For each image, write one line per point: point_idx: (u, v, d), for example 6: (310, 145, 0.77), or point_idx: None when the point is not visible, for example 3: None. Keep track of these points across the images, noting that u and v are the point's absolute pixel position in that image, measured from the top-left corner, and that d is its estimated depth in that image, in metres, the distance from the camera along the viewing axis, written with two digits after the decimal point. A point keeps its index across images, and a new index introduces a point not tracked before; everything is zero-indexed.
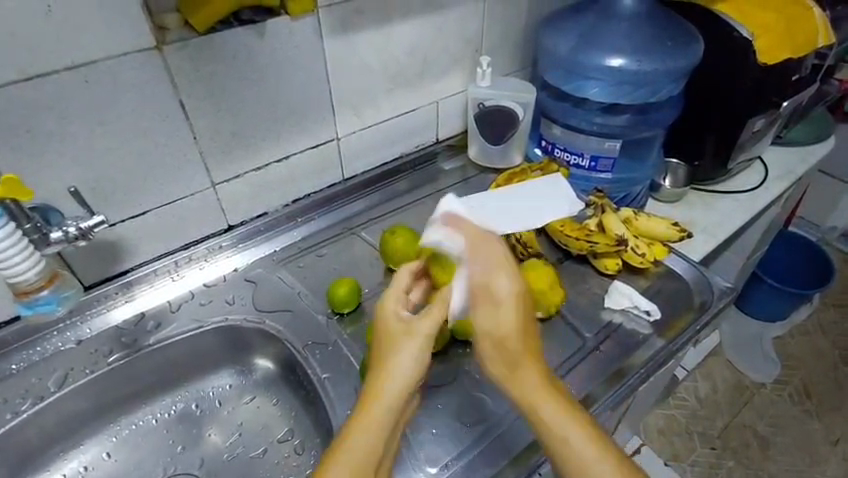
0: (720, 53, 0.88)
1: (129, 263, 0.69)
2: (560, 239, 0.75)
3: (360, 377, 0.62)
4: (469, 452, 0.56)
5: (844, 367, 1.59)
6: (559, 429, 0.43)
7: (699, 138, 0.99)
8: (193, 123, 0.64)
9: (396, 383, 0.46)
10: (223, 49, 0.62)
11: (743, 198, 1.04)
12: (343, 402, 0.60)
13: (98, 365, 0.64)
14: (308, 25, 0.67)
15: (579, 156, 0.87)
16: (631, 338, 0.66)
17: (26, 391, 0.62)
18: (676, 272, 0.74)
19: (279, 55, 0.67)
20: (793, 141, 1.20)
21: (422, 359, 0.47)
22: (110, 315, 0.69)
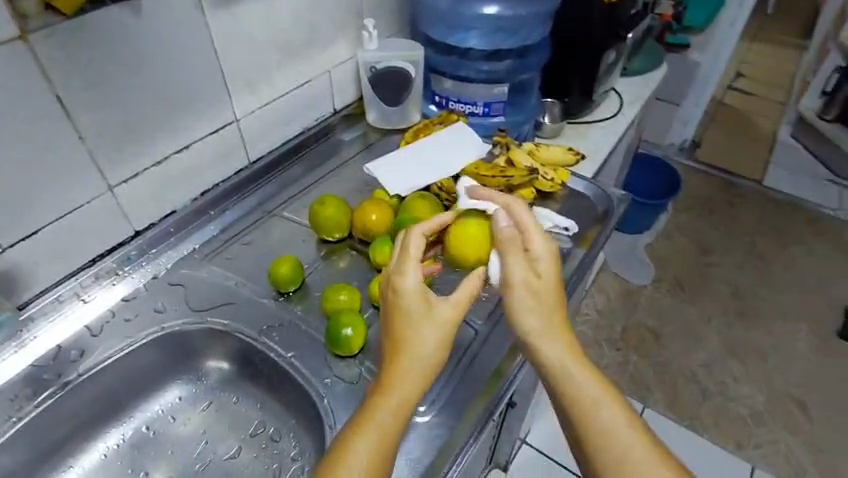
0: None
1: (29, 292, 0.61)
2: (478, 181, 0.79)
3: (325, 347, 0.62)
4: (448, 385, 0.60)
5: (701, 258, 1.89)
6: (589, 414, 0.46)
7: (566, 76, 1.10)
8: (76, 119, 0.57)
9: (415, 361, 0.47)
10: (98, 33, 0.56)
11: (609, 125, 1.18)
12: (316, 374, 0.59)
13: (23, 410, 0.56)
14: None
15: (472, 104, 0.92)
16: (558, 254, 0.74)
17: None
18: (579, 192, 0.83)
19: (165, 33, 0.62)
20: (635, 71, 1.39)
21: (446, 338, 0.48)
22: (19, 355, 0.60)
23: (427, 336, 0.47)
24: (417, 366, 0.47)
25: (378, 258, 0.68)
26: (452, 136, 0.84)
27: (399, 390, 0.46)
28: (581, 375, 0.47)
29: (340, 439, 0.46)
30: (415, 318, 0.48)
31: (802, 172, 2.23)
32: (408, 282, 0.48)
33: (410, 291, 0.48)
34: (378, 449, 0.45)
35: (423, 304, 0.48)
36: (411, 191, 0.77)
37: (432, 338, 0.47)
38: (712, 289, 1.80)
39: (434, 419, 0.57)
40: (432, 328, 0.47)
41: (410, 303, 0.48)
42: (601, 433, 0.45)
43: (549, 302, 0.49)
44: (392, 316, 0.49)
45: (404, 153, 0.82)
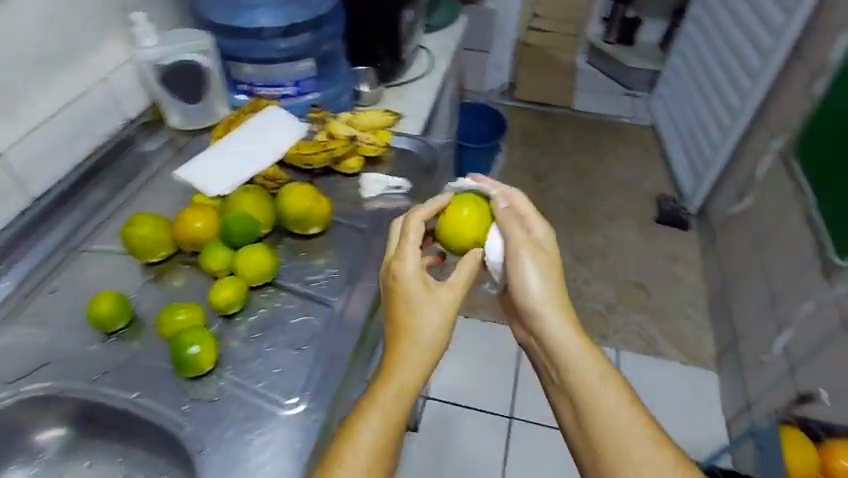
0: None
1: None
2: (304, 161, 0.78)
3: (176, 374, 0.57)
4: (315, 369, 0.58)
5: (539, 186, 2.11)
6: (597, 396, 0.52)
7: (370, 43, 1.12)
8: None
9: (414, 347, 0.51)
10: None
11: (425, 82, 1.22)
12: (170, 406, 0.55)
13: None
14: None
15: (281, 85, 0.90)
16: (396, 214, 0.76)
17: None
18: (405, 149, 0.85)
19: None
20: (438, 26, 1.45)
21: (447, 318, 0.52)
22: None
23: (426, 320, 0.51)
24: (418, 352, 0.51)
25: (211, 263, 0.64)
26: (267, 122, 0.80)
27: (402, 374, 0.50)
28: (582, 349, 0.53)
29: (344, 425, 0.49)
30: (413, 304, 0.52)
31: (599, 92, 2.56)
32: (409, 268, 0.53)
33: (407, 275, 0.53)
34: (387, 427, 0.48)
35: (421, 286, 0.52)
36: (232, 189, 0.72)
37: (434, 321, 0.51)
38: (553, 211, 2.01)
39: (307, 407, 0.55)
40: (437, 308, 0.52)
41: (408, 286, 0.53)
42: (600, 408, 0.51)
43: (555, 281, 0.55)
44: (395, 302, 0.53)
45: (216, 149, 0.77)
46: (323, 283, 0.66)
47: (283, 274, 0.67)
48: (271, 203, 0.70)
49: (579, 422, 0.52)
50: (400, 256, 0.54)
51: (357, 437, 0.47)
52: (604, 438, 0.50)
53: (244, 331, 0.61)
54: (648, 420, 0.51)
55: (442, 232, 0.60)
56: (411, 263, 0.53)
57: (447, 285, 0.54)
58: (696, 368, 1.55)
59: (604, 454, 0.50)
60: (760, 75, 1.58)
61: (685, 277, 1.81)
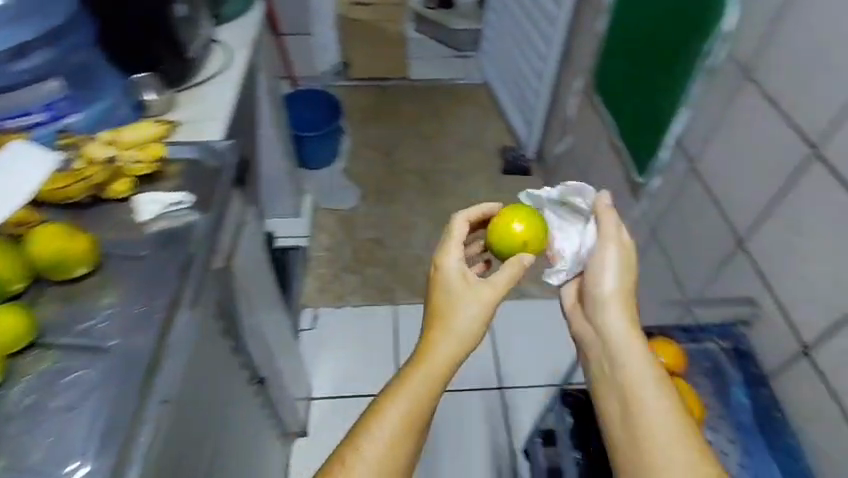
0: None
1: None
2: (62, 197, 0.71)
3: None
4: (96, 424, 0.56)
5: (388, 161, 2.18)
6: (639, 391, 0.63)
7: (144, 45, 0.99)
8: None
9: (449, 339, 0.68)
10: None
11: (222, 78, 1.11)
12: None
13: None
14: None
15: (28, 113, 0.83)
16: (179, 231, 0.71)
17: None
18: (185, 158, 0.80)
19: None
20: (230, 16, 1.35)
21: (483, 311, 0.68)
22: None
23: (464, 309, 0.68)
24: (454, 338, 0.68)
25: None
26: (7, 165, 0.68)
27: (433, 366, 0.67)
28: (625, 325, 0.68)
29: (384, 393, 0.69)
30: (451, 304, 0.69)
31: (433, 58, 2.61)
32: (449, 265, 0.71)
33: (448, 270, 0.70)
34: (408, 408, 0.67)
35: (461, 281, 0.70)
36: None
37: (469, 306, 0.68)
38: (406, 183, 2.10)
39: (89, 465, 0.53)
40: (471, 299, 0.68)
41: (447, 282, 0.70)
42: (632, 382, 0.64)
43: (625, 284, 0.70)
44: (436, 291, 0.71)
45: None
46: (100, 326, 0.63)
47: (51, 326, 0.63)
48: (19, 253, 0.63)
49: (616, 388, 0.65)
50: (443, 259, 0.71)
51: (382, 414, 0.67)
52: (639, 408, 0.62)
53: (11, 400, 0.58)
54: (680, 417, 0.61)
55: (493, 242, 0.74)
56: (452, 261, 0.71)
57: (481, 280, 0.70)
58: (555, 299, 1.65)
59: (639, 426, 0.61)
60: (556, 23, 1.69)
61: None
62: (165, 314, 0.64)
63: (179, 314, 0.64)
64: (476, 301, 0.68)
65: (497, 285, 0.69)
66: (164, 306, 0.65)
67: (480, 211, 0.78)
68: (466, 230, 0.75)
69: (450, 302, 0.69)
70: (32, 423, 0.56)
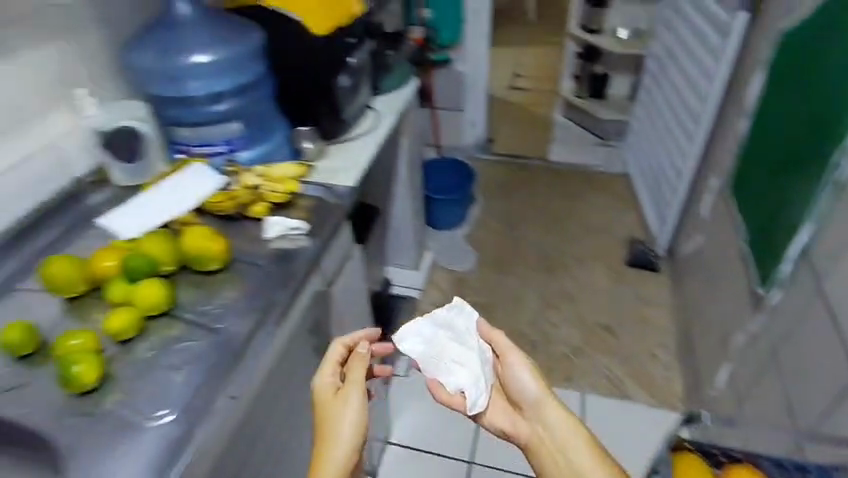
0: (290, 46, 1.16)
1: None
2: (214, 210, 0.87)
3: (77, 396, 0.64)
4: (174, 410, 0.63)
5: (513, 234, 2.21)
6: (565, 442, 0.75)
7: (309, 106, 1.23)
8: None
9: (336, 437, 0.69)
10: None
11: (369, 124, 1.41)
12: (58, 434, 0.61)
13: None
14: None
15: (213, 145, 1.02)
16: (291, 251, 0.84)
17: None
18: (315, 196, 0.94)
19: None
20: (387, 89, 1.57)
21: (351, 417, 0.70)
22: None
23: (343, 413, 0.70)
24: (340, 444, 0.68)
25: (109, 323, 0.69)
26: (180, 183, 0.89)
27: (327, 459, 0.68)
28: (553, 404, 0.77)
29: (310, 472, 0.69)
30: (330, 414, 0.71)
31: (575, 144, 2.69)
32: (325, 378, 0.74)
33: (323, 388, 0.73)
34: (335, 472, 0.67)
35: (331, 393, 0.72)
36: (120, 226, 0.83)
37: (347, 426, 0.69)
38: (526, 257, 2.11)
39: (174, 421, 0.62)
40: (354, 391, 0.72)
41: (326, 402, 0.72)
42: (563, 441, 0.75)
43: (534, 376, 0.78)
44: (322, 405, 0.72)
45: (128, 213, 0.85)
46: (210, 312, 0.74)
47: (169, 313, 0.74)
48: (171, 245, 0.78)
49: (546, 448, 0.76)
50: (320, 381, 0.74)
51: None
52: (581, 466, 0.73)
53: (141, 353, 0.70)
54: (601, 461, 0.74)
55: (353, 365, 0.75)
56: (322, 382, 0.74)
57: (350, 394, 0.72)
58: (648, 406, 1.61)
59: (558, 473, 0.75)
60: (700, 120, 1.70)
61: (654, 319, 1.86)
62: (260, 311, 0.75)
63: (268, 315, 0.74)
64: (341, 410, 0.70)
65: (350, 401, 0.71)
66: (255, 319, 0.74)
67: (352, 340, 0.78)
68: (342, 350, 0.77)
69: (326, 411, 0.71)
70: (144, 386, 0.65)
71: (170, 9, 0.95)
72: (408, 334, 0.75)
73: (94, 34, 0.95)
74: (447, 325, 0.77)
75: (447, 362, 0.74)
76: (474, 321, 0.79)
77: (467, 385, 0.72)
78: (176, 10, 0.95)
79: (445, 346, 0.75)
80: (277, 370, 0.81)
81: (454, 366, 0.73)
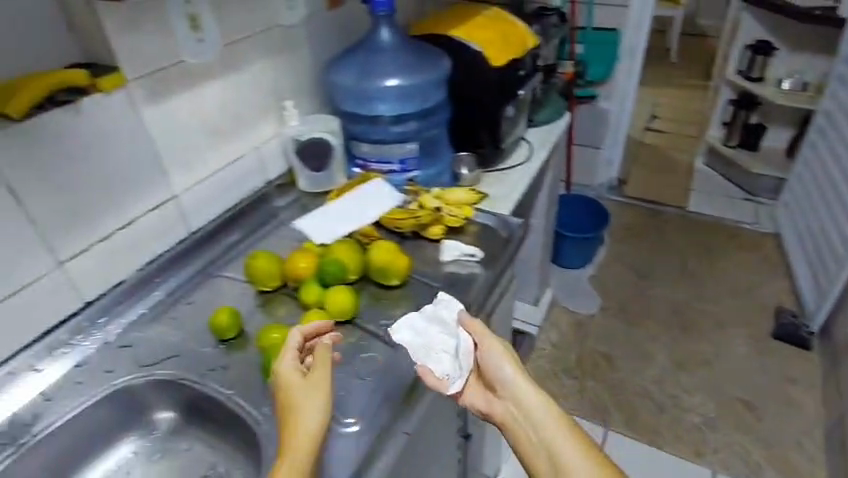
0: (468, 74, 1.20)
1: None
2: (393, 225, 0.90)
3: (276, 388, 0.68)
4: (361, 420, 0.65)
5: (642, 282, 2.08)
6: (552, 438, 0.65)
7: (474, 132, 1.26)
8: (11, 182, 0.64)
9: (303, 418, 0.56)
10: (55, 155, 0.68)
11: (524, 151, 1.43)
12: (258, 421, 0.65)
13: (17, 439, 0.65)
14: (75, 51, 0.73)
15: (389, 162, 1.05)
16: (467, 278, 0.85)
17: None
18: (487, 225, 0.94)
19: (30, 32, 0.68)
20: (542, 122, 1.58)
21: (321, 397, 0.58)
22: None
23: (311, 395, 0.59)
24: (306, 427, 0.56)
25: (305, 324, 0.73)
26: (364, 196, 0.94)
27: (294, 443, 0.54)
28: (536, 397, 0.69)
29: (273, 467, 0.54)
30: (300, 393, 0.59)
31: (715, 196, 2.51)
32: (288, 362, 0.62)
33: (284, 371, 0.61)
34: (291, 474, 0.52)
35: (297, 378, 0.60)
36: (312, 231, 0.89)
37: (314, 406, 0.58)
38: (656, 309, 1.96)
39: (362, 431, 0.64)
40: (325, 381, 0.60)
41: (292, 384, 0.60)
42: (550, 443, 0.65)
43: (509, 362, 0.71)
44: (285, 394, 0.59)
45: (320, 218, 0.91)
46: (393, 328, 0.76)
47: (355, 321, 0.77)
48: (359, 256, 0.82)
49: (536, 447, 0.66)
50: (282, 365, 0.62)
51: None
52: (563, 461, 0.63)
53: None
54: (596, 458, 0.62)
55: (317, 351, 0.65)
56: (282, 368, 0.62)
57: (319, 374, 0.61)
58: None
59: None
60: None
61: (803, 402, 1.65)
62: None
63: None
64: (312, 388, 0.59)
65: (317, 380, 0.60)
66: None
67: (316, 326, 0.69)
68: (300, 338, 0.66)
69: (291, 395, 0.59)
70: (334, 390, 0.68)
71: (373, 34, 1.02)
72: (401, 326, 0.70)
73: (306, 53, 1.04)
74: (437, 317, 0.73)
75: (439, 351, 0.69)
76: (456, 313, 0.73)
77: (450, 369, 0.69)
78: (380, 35, 1.02)
79: (431, 339, 0.70)
80: (441, 396, 0.81)
81: (442, 354, 0.69)
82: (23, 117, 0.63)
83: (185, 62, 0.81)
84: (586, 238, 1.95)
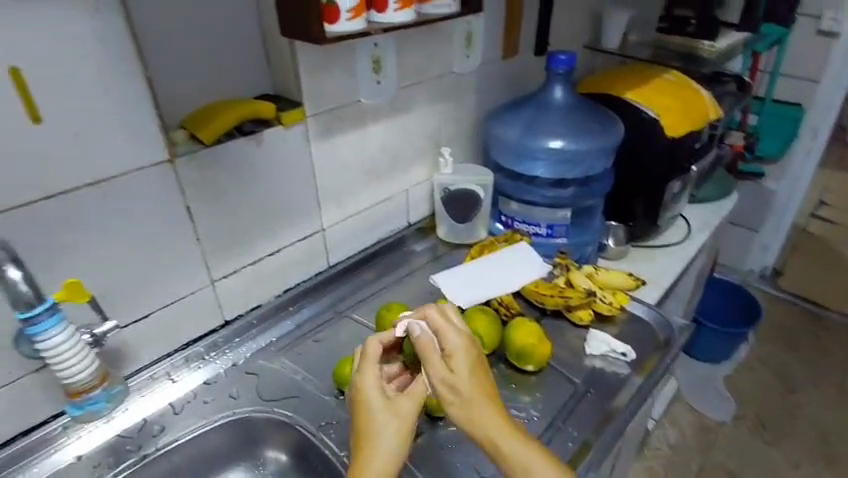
0: (637, 140, 1.09)
1: (43, 413, 0.65)
2: (537, 299, 0.83)
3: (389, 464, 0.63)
4: None
5: (791, 397, 1.76)
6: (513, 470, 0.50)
7: (630, 203, 1.15)
8: (189, 201, 0.67)
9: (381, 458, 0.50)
10: (230, 179, 0.70)
11: (680, 228, 1.28)
12: None
13: (142, 448, 0.66)
14: (266, 83, 0.76)
15: (536, 225, 0.98)
16: (613, 380, 0.74)
17: (95, 467, 0.64)
18: (639, 317, 0.84)
19: (232, 64, 0.72)
20: (704, 199, 1.42)
21: (406, 432, 0.51)
22: (127, 407, 0.69)
23: (388, 427, 0.51)
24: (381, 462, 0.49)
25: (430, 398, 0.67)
26: (506, 259, 0.87)
27: None
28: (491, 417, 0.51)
29: None
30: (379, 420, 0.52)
31: None
32: (368, 379, 0.54)
33: (366, 390, 0.53)
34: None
35: (384, 399, 0.53)
36: (450, 288, 0.83)
37: (390, 436, 0.51)
38: (806, 434, 1.65)
39: None
40: (401, 420, 0.52)
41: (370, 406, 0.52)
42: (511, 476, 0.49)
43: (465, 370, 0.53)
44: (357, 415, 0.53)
45: (454, 277, 0.85)
46: (523, 421, 0.68)
47: None
48: (499, 330, 0.75)
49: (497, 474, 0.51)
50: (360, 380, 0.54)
51: None
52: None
53: (446, 436, 0.67)
54: None
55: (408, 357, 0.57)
56: (373, 382, 0.54)
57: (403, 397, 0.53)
58: None
59: None
60: None
61: None
62: (578, 446, 0.65)
63: (587, 456, 0.64)
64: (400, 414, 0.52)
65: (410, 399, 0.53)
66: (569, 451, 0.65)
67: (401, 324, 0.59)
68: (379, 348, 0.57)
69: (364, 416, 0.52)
70: None
71: (546, 91, 0.99)
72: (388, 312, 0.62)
73: (471, 101, 1.01)
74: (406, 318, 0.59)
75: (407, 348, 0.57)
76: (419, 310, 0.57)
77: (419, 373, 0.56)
78: (551, 92, 0.99)
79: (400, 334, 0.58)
80: None
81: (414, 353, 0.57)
82: (213, 143, 0.67)
83: (360, 102, 0.81)
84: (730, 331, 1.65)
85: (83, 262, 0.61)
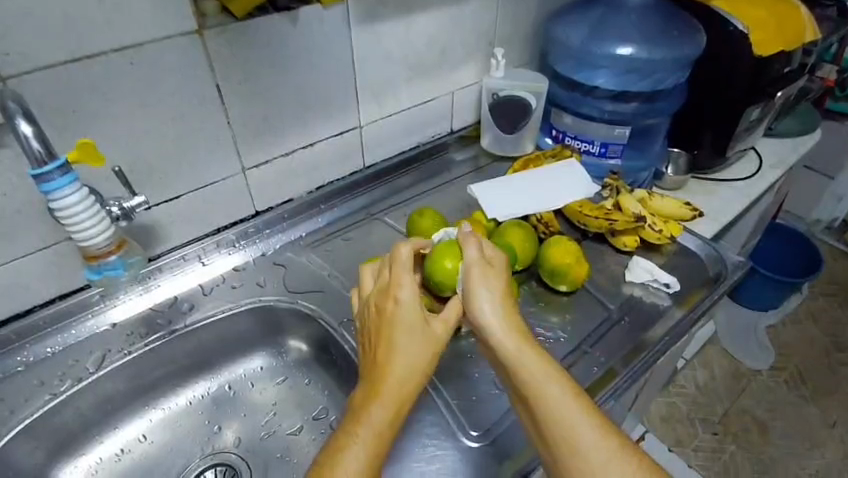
0: (718, 56, 0.96)
1: (80, 280, 0.67)
2: (579, 220, 0.77)
3: None
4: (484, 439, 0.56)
5: (837, 355, 1.68)
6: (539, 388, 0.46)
7: (699, 128, 1.04)
8: (220, 82, 0.64)
9: (403, 372, 0.48)
10: (262, 60, 0.65)
11: (750, 163, 1.16)
12: None
13: (172, 323, 0.68)
14: None
15: (589, 143, 0.90)
16: (650, 311, 0.70)
17: (128, 334, 0.67)
18: (690, 249, 0.78)
19: None
20: (783, 133, 1.27)
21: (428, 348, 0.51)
22: (159, 283, 0.71)
23: (409, 340, 0.50)
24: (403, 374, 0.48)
25: None
26: (551, 176, 0.82)
27: (384, 388, 0.47)
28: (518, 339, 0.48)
29: (351, 416, 0.47)
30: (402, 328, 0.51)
31: None
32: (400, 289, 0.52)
33: (397, 303, 0.51)
34: (368, 460, 0.44)
35: (412, 316, 0.51)
36: (489, 199, 0.78)
37: (412, 347, 0.50)
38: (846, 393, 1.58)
39: (483, 448, 0.56)
40: (423, 337, 0.51)
41: (398, 315, 0.51)
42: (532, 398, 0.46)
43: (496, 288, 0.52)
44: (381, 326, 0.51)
45: (489, 189, 0.80)
46: (549, 340, 0.66)
47: None
48: (535, 247, 0.71)
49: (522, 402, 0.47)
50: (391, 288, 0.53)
51: (358, 426, 0.45)
52: (551, 420, 0.45)
53: (466, 346, 0.66)
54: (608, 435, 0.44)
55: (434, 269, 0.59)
56: (404, 293, 0.52)
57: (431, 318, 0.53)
58: None
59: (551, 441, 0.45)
60: None
61: None
62: (603, 372, 0.62)
63: (612, 383, 0.61)
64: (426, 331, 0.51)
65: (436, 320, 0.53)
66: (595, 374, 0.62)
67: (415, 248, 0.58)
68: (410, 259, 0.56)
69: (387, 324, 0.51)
70: (467, 393, 0.61)
71: None
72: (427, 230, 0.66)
73: None
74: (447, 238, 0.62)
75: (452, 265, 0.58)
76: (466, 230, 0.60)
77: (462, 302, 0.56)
78: None
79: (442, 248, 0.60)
80: None
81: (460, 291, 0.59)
82: (244, 18, 0.61)
83: None
84: (783, 280, 1.54)
85: (110, 132, 0.59)
